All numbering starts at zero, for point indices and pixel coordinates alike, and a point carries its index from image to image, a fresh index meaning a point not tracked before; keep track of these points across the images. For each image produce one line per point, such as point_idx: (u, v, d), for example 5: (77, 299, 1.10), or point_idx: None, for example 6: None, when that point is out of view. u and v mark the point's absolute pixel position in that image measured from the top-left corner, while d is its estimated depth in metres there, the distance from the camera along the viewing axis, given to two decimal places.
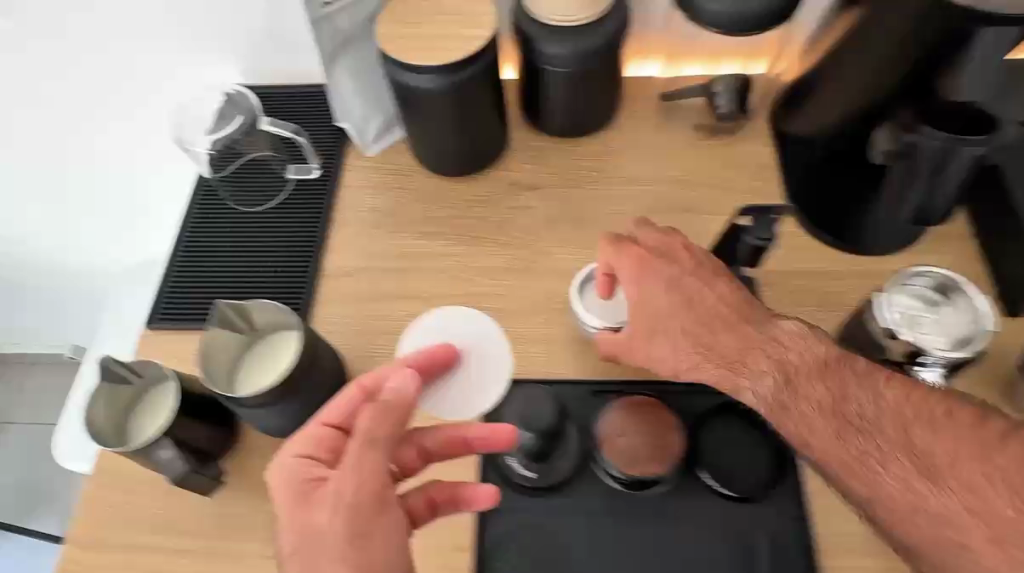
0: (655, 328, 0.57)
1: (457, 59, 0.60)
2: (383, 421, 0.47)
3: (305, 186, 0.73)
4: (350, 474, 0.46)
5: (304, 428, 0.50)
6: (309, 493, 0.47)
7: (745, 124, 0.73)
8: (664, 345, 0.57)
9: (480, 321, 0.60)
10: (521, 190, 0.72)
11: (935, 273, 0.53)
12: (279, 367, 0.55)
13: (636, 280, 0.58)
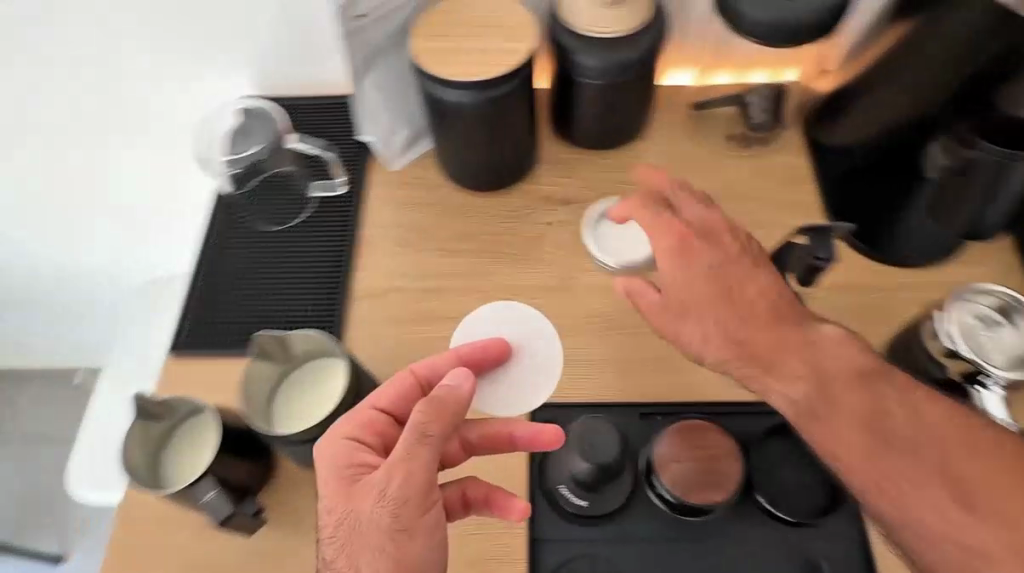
0: (689, 313, 0.55)
1: (496, 75, 0.58)
2: (438, 418, 0.45)
3: (330, 204, 0.71)
4: (398, 466, 0.44)
5: (351, 412, 0.49)
6: (349, 483, 0.46)
7: (779, 134, 0.72)
8: (692, 326, 0.55)
9: (520, 311, 0.64)
10: (552, 205, 0.70)
11: (1001, 292, 0.52)
12: (325, 400, 0.53)
13: (673, 261, 0.56)
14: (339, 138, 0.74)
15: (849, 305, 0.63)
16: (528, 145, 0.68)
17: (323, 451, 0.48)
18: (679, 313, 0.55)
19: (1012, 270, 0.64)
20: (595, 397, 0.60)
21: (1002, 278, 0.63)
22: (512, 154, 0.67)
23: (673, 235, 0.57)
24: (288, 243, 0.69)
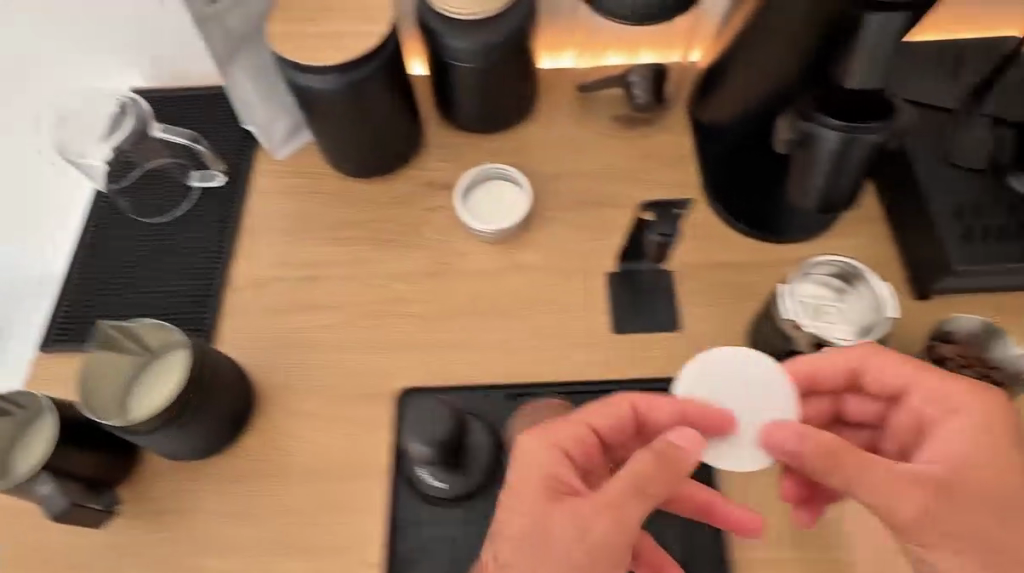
0: (866, 472, 0.43)
1: (350, 58, 0.58)
2: (665, 473, 0.43)
3: (211, 195, 0.70)
4: (606, 506, 0.43)
5: (571, 418, 0.49)
6: (550, 498, 0.44)
7: (664, 114, 0.72)
8: (855, 490, 0.43)
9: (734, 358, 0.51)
10: (436, 190, 0.70)
11: (837, 261, 0.53)
12: (167, 388, 0.53)
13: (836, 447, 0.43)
14: (223, 130, 0.73)
15: (719, 280, 0.62)
16: (403, 129, 0.67)
17: (520, 461, 0.46)
18: (847, 483, 0.43)
19: (883, 243, 0.63)
20: (465, 380, 0.60)
21: (875, 250, 0.63)
22: (386, 139, 0.66)
23: (839, 373, 0.50)
24: (166, 236, 0.68)
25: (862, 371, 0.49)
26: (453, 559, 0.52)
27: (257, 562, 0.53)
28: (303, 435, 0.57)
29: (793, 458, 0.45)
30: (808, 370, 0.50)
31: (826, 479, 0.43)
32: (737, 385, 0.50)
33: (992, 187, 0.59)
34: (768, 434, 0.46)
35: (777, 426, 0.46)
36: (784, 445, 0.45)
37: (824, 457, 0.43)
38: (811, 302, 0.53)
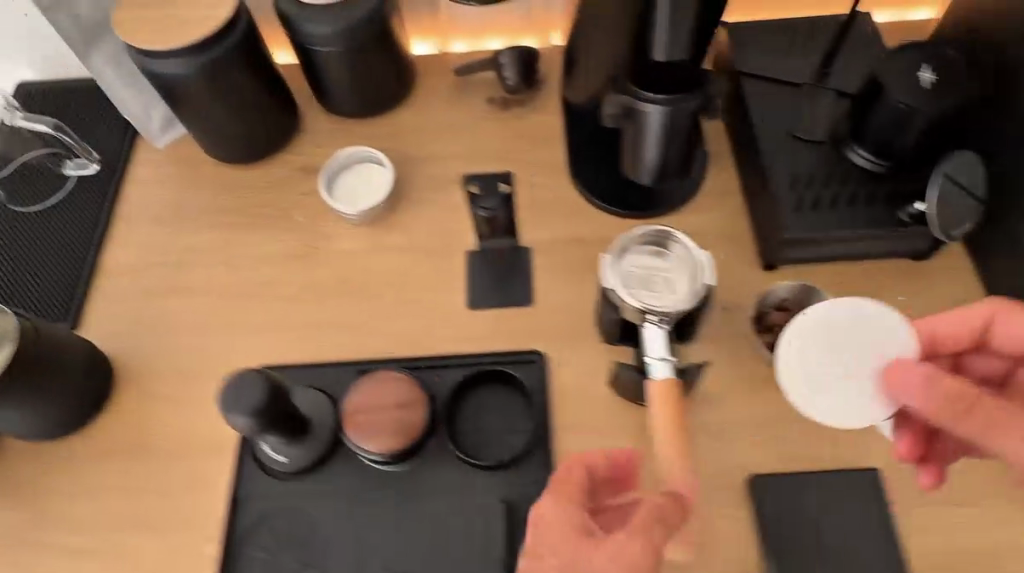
0: (986, 419, 0.41)
1: (198, 38, 0.59)
2: (658, 510, 0.44)
3: (87, 183, 0.71)
4: (623, 549, 0.42)
5: (568, 475, 0.47)
6: (584, 541, 0.44)
7: (536, 95, 0.73)
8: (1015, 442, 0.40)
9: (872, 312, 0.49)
10: (309, 174, 0.71)
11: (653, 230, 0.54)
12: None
13: (974, 394, 0.41)
14: (104, 120, 0.74)
15: (576, 256, 0.64)
16: (272, 114, 0.68)
17: (546, 530, 0.45)
18: (992, 422, 0.41)
19: (740, 216, 0.64)
20: (322, 358, 0.61)
21: (731, 223, 0.64)
22: (252, 125, 0.67)
23: (969, 328, 0.53)
24: (40, 225, 0.69)
25: (982, 329, 0.53)
26: (294, 530, 0.53)
27: (107, 537, 0.55)
28: (163, 414, 0.59)
29: (917, 404, 0.43)
30: (939, 334, 0.53)
31: (962, 428, 0.41)
32: (849, 337, 0.49)
33: (833, 158, 0.60)
34: (893, 375, 0.45)
35: (899, 368, 0.45)
36: (910, 384, 0.44)
37: (948, 405, 0.41)
38: (637, 274, 0.53)
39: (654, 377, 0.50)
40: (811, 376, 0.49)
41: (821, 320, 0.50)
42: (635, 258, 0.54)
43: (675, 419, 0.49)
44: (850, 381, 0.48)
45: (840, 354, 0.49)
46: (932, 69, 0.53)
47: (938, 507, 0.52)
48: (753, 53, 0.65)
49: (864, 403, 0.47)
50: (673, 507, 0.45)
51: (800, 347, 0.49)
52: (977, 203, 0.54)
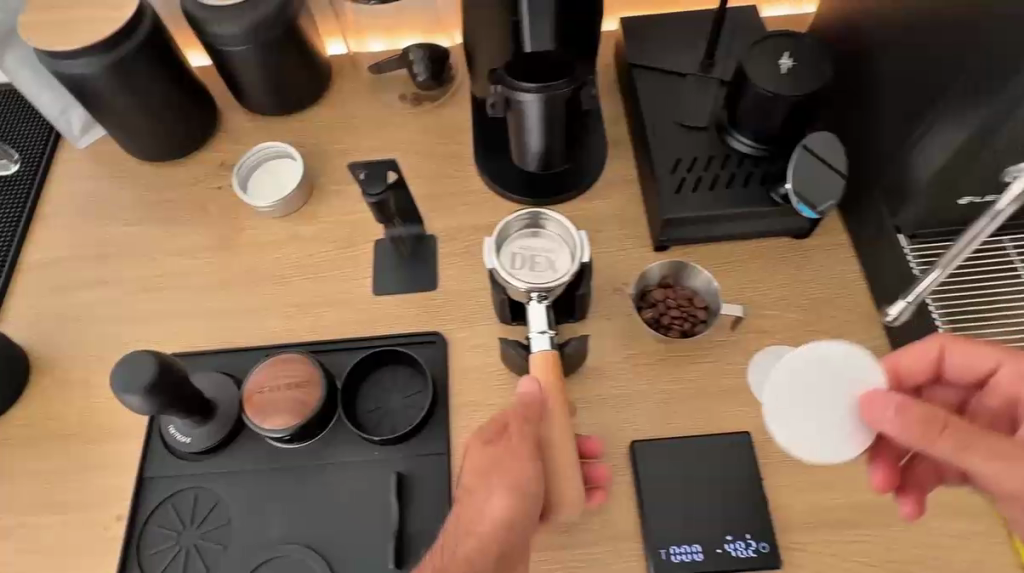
0: (956, 442, 0.41)
1: (106, 38, 0.61)
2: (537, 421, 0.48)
3: (7, 182, 0.73)
4: (513, 456, 0.46)
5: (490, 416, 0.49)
6: (488, 456, 0.47)
7: (447, 91, 0.76)
8: (977, 458, 0.41)
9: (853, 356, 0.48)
10: (228, 170, 0.73)
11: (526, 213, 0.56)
12: None
13: (941, 417, 0.41)
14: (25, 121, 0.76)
15: (478, 242, 0.67)
16: (188, 111, 0.71)
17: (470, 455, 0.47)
18: (965, 443, 0.41)
19: (636, 201, 0.67)
20: (232, 344, 0.63)
21: (627, 207, 0.67)
22: (167, 123, 0.70)
23: (926, 364, 0.52)
24: None
25: (941, 361, 0.52)
26: (198, 507, 0.56)
27: (14, 518, 0.56)
28: (75, 400, 0.61)
29: (891, 432, 0.42)
30: (901, 368, 0.52)
31: (938, 448, 0.41)
32: (817, 375, 0.48)
33: (715, 143, 0.63)
34: (868, 407, 0.44)
35: (873, 399, 0.44)
36: (881, 416, 0.43)
37: (922, 428, 0.41)
38: (520, 257, 0.55)
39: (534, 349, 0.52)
40: (787, 420, 0.47)
41: (813, 357, 0.49)
42: (518, 242, 0.56)
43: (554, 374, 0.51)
44: (831, 417, 0.47)
45: (812, 392, 0.48)
46: (792, 56, 0.57)
47: (803, 468, 0.55)
48: (645, 48, 0.69)
49: (854, 434, 0.46)
50: (533, 413, 0.48)
51: (781, 389, 0.48)
52: (839, 178, 0.57)
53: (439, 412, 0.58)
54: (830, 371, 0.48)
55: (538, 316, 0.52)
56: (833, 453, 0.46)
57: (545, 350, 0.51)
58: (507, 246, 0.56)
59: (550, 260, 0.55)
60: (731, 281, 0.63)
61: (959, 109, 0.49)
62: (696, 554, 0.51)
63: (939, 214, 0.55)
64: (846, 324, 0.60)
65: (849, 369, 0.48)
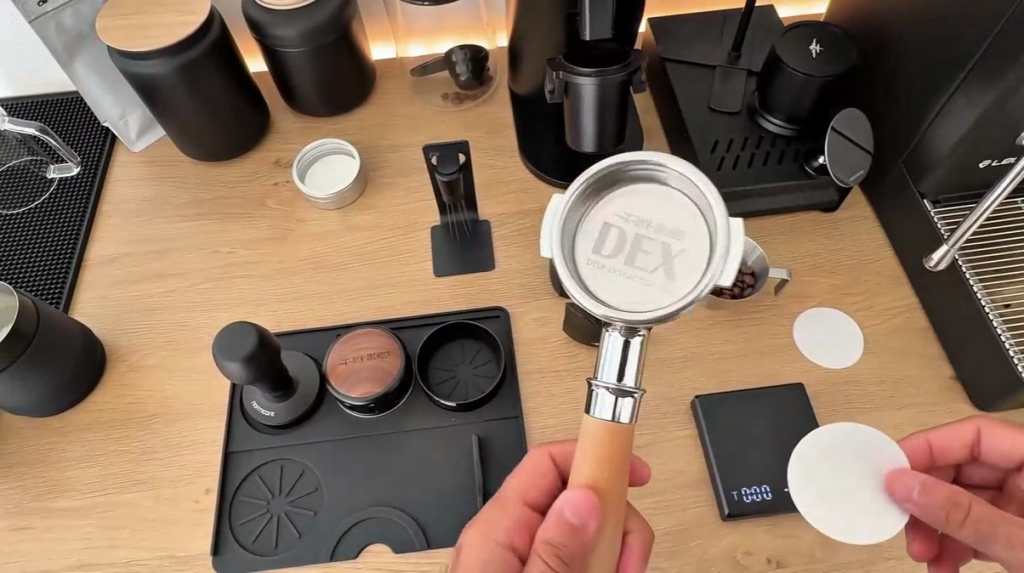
0: (976, 528, 0.45)
1: (180, 40, 0.64)
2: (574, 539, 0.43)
3: (69, 183, 0.76)
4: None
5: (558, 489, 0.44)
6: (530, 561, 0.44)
7: (488, 89, 0.81)
8: (998, 543, 0.44)
9: (874, 442, 0.52)
10: (282, 167, 0.76)
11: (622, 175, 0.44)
12: None
13: (962, 506, 0.45)
14: (83, 127, 0.79)
15: (530, 224, 0.71)
16: (248, 113, 0.74)
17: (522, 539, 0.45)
18: (982, 529, 0.45)
19: None
20: (303, 327, 0.66)
21: None
22: (227, 126, 0.73)
23: (960, 445, 0.54)
24: (24, 223, 0.73)
25: (975, 439, 0.54)
26: (286, 477, 0.58)
27: (104, 495, 0.58)
28: (156, 383, 0.63)
29: (915, 506, 0.47)
30: (936, 446, 0.54)
31: (959, 532, 0.45)
32: (842, 455, 0.52)
33: (748, 127, 0.69)
34: (892, 481, 0.49)
35: (898, 475, 0.49)
36: (906, 493, 0.48)
37: (941, 510, 0.46)
38: (617, 229, 0.44)
39: (593, 416, 0.43)
40: (812, 499, 0.51)
41: (834, 442, 0.53)
42: (623, 201, 0.45)
43: (614, 459, 0.43)
44: (859, 499, 0.50)
45: (838, 475, 0.51)
46: (819, 42, 0.63)
47: (852, 413, 0.59)
48: (677, 44, 0.74)
49: (876, 518, 0.49)
50: (569, 535, 0.43)
51: (804, 468, 0.52)
52: (868, 155, 0.61)
53: (510, 381, 0.62)
54: (855, 456, 0.52)
55: (614, 368, 0.42)
56: (857, 532, 0.49)
57: (605, 422, 0.43)
58: (605, 207, 0.45)
59: (670, 247, 0.43)
60: (770, 251, 0.68)
61: (979, 86, 0.54)
62: (765, 494, 0.55)
63: (962, 182, 0.60)
64: (878, 287, 0.65)
65: (871, 454, 0.52)
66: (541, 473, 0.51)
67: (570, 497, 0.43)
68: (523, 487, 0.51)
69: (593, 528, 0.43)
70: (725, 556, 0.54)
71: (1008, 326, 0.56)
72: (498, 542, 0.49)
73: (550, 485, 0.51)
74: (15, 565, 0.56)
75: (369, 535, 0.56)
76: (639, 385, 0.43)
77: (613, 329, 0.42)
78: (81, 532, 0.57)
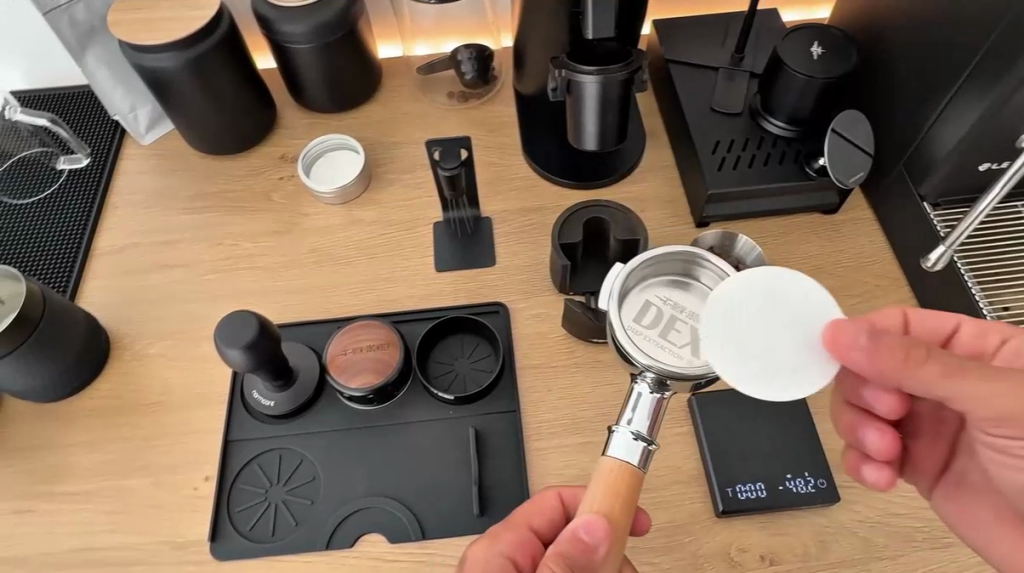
0: (937, 367, 0.41)
1: (189, 34, 0.65)
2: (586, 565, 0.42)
3: (79, 174, 0.77)
4: None
5: (576, 516, 0.43)
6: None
7: (492, 88, 0.81)
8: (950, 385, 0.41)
9: (798, 288, 0.45)
10: (288, 162, 0.77)
11: (670, 259, 0.51)
12: None
13: (920, 346, 0.41)
14: (93, 120, 0.81)
15: (531, 222, 0.72)
16: (255, 107, 0.75)
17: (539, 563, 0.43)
18: (946, 371, 0.41)
19: (675, 184, 0.73)
20: (305, 318, 0.67)
21: (663, 190, 0.72)
22: (235, 120, 0.74)
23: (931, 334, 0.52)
24: (34, 213, 0.75)
25: (952, 334, 0.52)
26: (283, 467, 0.59)
27: (105, 480, 0.59)
28: (158, 372, 0.64)
29: (861, 363, 0.41)
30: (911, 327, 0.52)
31: (915, 375, 0.41)
32: (759, 306, 0.44)
33: (750, 128, 0.69)
34: (832, 337, 0.42)
35: (839, 326, 0.42)
36: (850, 346, 0.41)
37: (899, 356, 0.41)
38: (661, 309, 0.49)
39: (609, 453, 0.44)
40: (736, 362, 0.43)
41: (776, 296, 0.45)
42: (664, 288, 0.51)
43: (622, 493, 0.43)
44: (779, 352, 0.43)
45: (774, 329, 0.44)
46: (821, 45, 0.63)
47: None
48: (681, 45, 0.75)
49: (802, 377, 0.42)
50: (580, 555, 0.42)
51: (732, 315, 0.44)
52: (866, 156, 0.62)
53: (508, 374, 0.62)
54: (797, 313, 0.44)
55: (639, 416, 0.44)
56: (776, 390, 0.42)
57: (623, 460, 0.44)
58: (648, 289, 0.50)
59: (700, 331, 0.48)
60: (770, 251, 0.68)
61: (977, 88, 0.54)
62: (760, 491, 0.55)
63: (961, 184, 0.60)
64: (877, 288, 0.65)
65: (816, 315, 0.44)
66: (548, 510, 0.50)
67: (586, 518, 0.43)
68: (530, 514, 0.50)
69: (604, 553, 0.42)
70: (718, 553, 0.54)
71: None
72: (501, 553, 0.48)
73: (557, 520, 0.50)
74: (17, 548, 0.57)
75: (365, 524, 0.56)
76: (654, 437, 0.45)
77: (642, 379, 0.45)
78: (81, 517, 0.58)
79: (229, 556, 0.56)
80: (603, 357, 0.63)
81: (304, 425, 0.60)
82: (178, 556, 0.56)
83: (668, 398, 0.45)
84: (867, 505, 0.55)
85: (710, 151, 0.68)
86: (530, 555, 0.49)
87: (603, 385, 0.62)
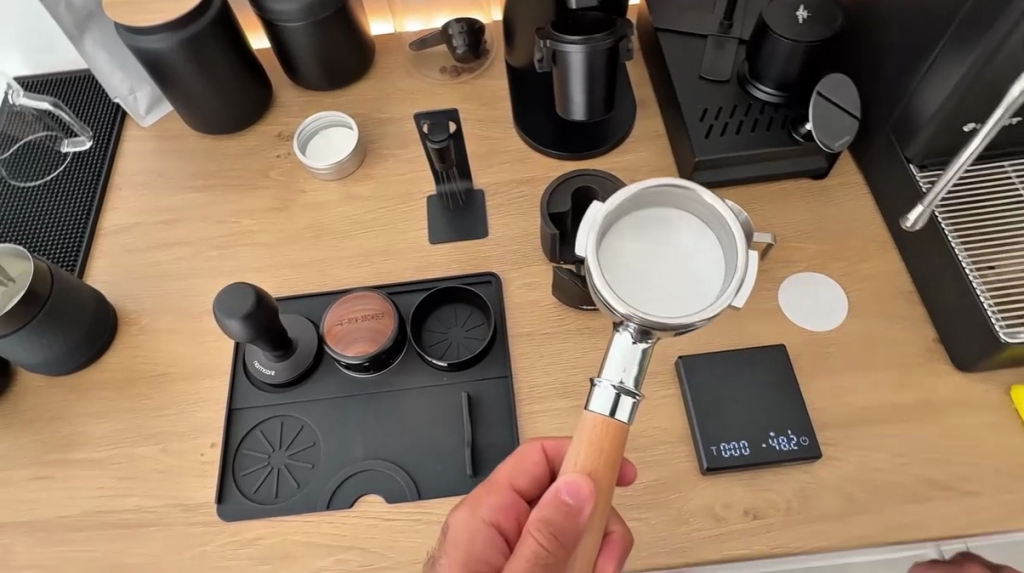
0: None
1: (181, 16, 0.66)
2: (572, 522, 0.44)
3: (82, 156, 0.79)
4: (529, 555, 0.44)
5: (559, 478, 0.44)
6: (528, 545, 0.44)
7: (485, 63, 0.82)
8: None
9: (693, 238, 0.48)
10: (285, 140, 0.78)
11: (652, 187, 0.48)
12: None
13: None
14: (95, 103, 0.83)
15: (523, 193, 0.73)
16: (251, 86, 0.76)
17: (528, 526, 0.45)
18: None
19: (666, 154, 0.73)
20: (305, 291, 0.69)
21: (654, 160, 0.73)
22: (233, 100, 0.76)
23: None
24: (40, 195, 0.77)
25: None
26: (285, 432, 0.61)
27: (118, 448, 0.62)
28: (165, 346, 0.67)
29: None
30: None
31: None
32: (662, 253, 0.47)
33: (739, 95, 0.69)
34: None
35: None
36: None
37: None
38: (636, 243, 0.47)
39: (591, 409, 0.45)
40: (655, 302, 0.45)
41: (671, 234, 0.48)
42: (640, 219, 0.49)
43: (603, 451, 0.44)
44: (685, 290, 0.46)
45: (672, 260, 0.47)
46: (807, 9, 0.63)
47: (834, 375, 0.60)
48: (671, 14, 0.75)
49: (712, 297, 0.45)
50: (564, 517, 0.43)
51: (636, 255, 0.47)
52: (853, 120, 0.62)
53: (499, 342, 0.64)
54: (692, 246, 0.48)
55: (617, 366, 0.44)
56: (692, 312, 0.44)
57: (604, 415, 0.44)
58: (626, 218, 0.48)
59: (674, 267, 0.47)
60: (759, 216, 0.69)
61: (961, 47, 0.54)
62: (743, 449, 0.57)
63: (949, 147, 0.60)
64: (864, 252, 0.66)
65: (714, 245, 0.48)
66: (530, 465, 0.52)
67: (568, 480, 0.43)
68: (512, 474, 0.52)
69: (588, 511, 0.43)
70: (704, 508, 0.56)
71: (988, 288, 0.57)
72: (486, 520, 0.51)
73: (539, 476, 0.52)
74: (36, 512, 0.60)
75: (364, 486, 0.59)
76: (639, 390, 0.45)
77: (625, 329, 0.44)
78: (95, 482, 0.61)
79: (236, 517, 0.58)
80: (594, 324, 0.65)
81: (304, 394, 0.63)
82: (187, 518, 0.59)
83: (654, 345, 0.45)
84: (850, 462, 0.57)
85: (699, 119, 0.68)
86: (512, 514, 0.51)
87: (594, 351, 0.63)
